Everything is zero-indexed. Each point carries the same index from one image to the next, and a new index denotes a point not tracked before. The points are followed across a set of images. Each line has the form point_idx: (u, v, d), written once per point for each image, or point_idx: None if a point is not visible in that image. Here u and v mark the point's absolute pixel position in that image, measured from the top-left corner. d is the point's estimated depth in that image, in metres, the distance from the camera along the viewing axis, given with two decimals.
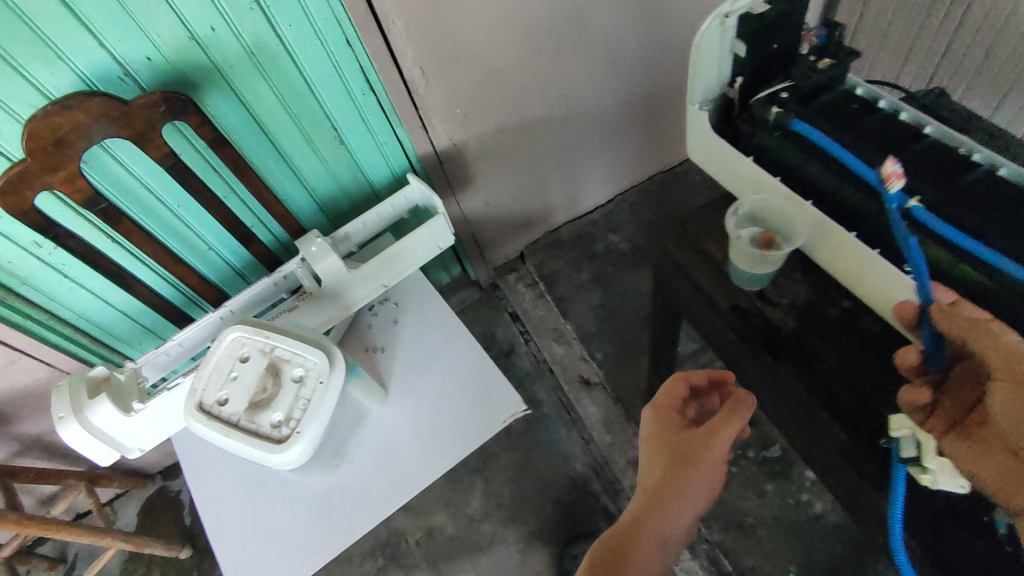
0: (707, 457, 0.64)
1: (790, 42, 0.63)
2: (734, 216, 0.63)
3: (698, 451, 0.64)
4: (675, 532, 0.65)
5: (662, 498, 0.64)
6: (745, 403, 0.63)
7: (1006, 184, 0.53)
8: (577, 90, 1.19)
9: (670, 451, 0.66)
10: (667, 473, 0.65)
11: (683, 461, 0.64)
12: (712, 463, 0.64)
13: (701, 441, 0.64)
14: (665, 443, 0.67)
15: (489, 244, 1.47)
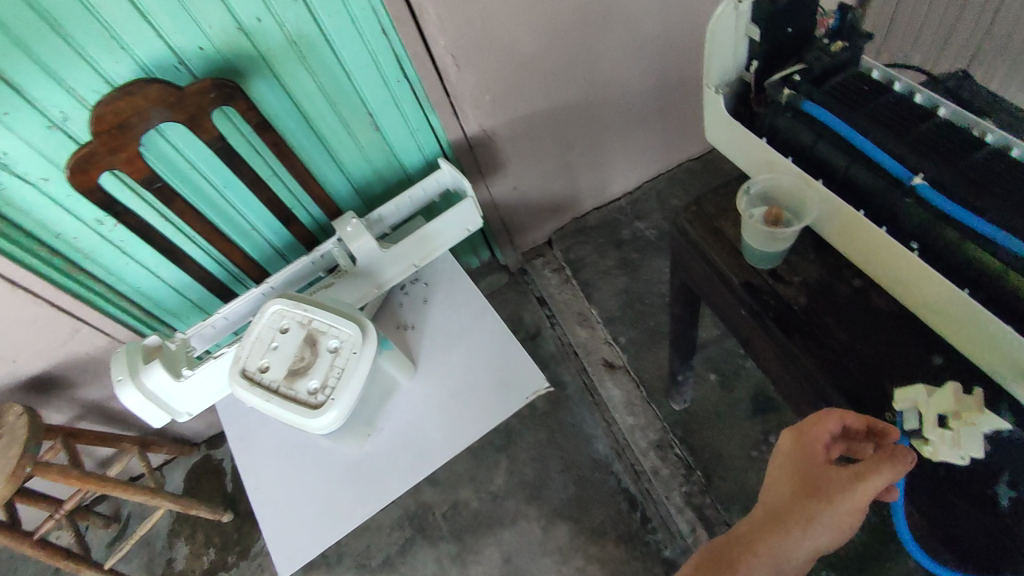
0: (841, 504, 0.53)
1: (805, 27, 0.66)
2: (746, 196, 0.68)
3: (830, 495, 0.54)
4: (788, 564, 0.57)
5: (775, 524, 0.57)
6: (898, 462, 0.49)
7: (1013, 164, 0.54)
8: (605, 78, 1.21)
9: (799, 483, 0.56)
10: (788, 504, 0.56)
11: (809, 499, 0.55)
12: (847, 511, 0.53)
13: (840, 484, 0.53)
14: (799, 472, 0.57)
15: (518, 230, 1.51)
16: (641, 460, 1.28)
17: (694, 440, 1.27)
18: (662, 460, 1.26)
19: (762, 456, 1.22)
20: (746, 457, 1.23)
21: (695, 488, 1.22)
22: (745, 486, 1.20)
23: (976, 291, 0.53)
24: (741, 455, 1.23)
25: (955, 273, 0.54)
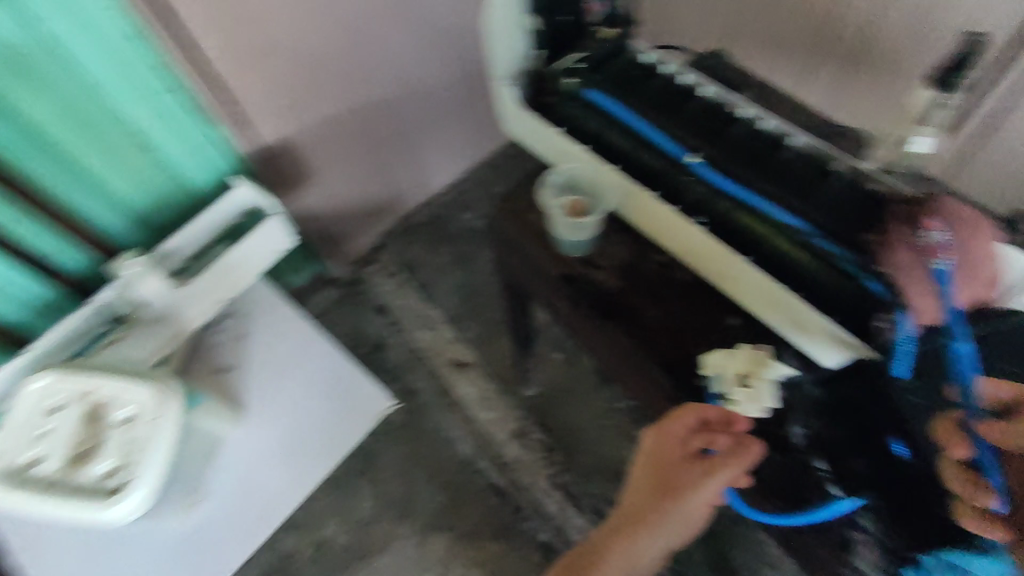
0: (696, 500, 0.55)
1: (577, 14, 0.67)
2: (548, 187, 0.67)
3: (687, 493, 0.55)
4: (640, 564, 0.58)
5: (633, 525, 0.57)
6: (746, 454, 0.54)
7: (767, 137, 0.60)
8: (408, 71, 1.15)
9: (657, 482, 0.57)
10: (647, 505, 0.57)
11: (667, 498, 0.56)
12: (697, 504, 0.55)
13: (693, 482, 0.55)
14: (657, 472, 0.57)
15: (342, 238, 1.39)
16: (502, 453, 1.27)
17: (550, 421, 1.29)
18: (523, 447, 1.27)
19: (613, 422, 1.27)
20: (598, 426, 1.27)
21: (558, 469, 1.24)
22: (604, 455, 1.24)
23: (756, 256, 0.57)
24: (596, 425, 1.27)
25: (736, 242, 0.58)
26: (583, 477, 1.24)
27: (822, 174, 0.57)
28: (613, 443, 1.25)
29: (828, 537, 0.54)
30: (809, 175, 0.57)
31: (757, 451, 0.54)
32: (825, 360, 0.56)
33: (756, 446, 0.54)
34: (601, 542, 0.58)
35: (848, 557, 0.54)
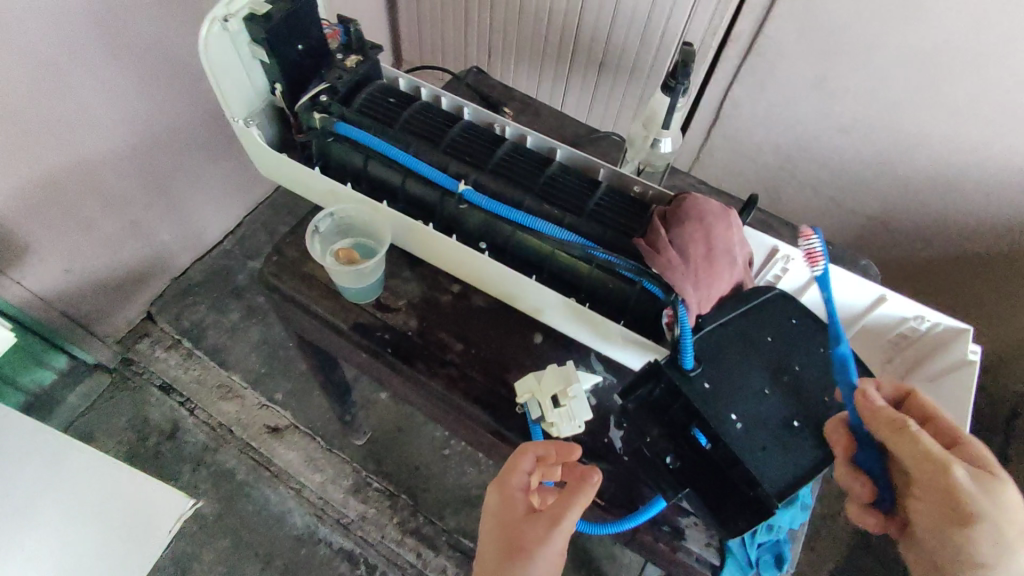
0: (547, 557, 0.48)
1: (314, 42, 0.61)
2: (318, 235, 0.63)
3: (534, 547, 0.48)
4: None
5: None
6: (588, 486, 0.49)
7: (529, 154, 0.60)
8: (141, 109, 0.96)
9: (502, 546, 0.49)
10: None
11: (513, 560, 0.48)
12: (548, 559, 0.48)
13: (540, 534, 0.48)
14: (502, 535, 0.50)
15: (97, 316, 1.14)
16: (344, 513, 1.13)
17: (388, 465, 1.18)
18: (365, 503, 1.14)
19: (454, 449, 1.20)
20: (440, 458, 1.20)
21: (406, 513, 1.13)
22: (450, 487, 1.17)
23: (540, 272, 0.58)
24: (435, 458, 1.19)
25: (519, 261, 0.59)
26: (433, 515, 1.14)
27: (588, 186, 0.58)
28: (457, 471, 1.18)
29: (659, 528, 0.55)
30: (576, 188, 0.58)
31: (597, 483, 0.49)
32: (628, 360, 0.59)
33: (596, 477, 0.50)
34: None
35: (681, 541, 0.55)
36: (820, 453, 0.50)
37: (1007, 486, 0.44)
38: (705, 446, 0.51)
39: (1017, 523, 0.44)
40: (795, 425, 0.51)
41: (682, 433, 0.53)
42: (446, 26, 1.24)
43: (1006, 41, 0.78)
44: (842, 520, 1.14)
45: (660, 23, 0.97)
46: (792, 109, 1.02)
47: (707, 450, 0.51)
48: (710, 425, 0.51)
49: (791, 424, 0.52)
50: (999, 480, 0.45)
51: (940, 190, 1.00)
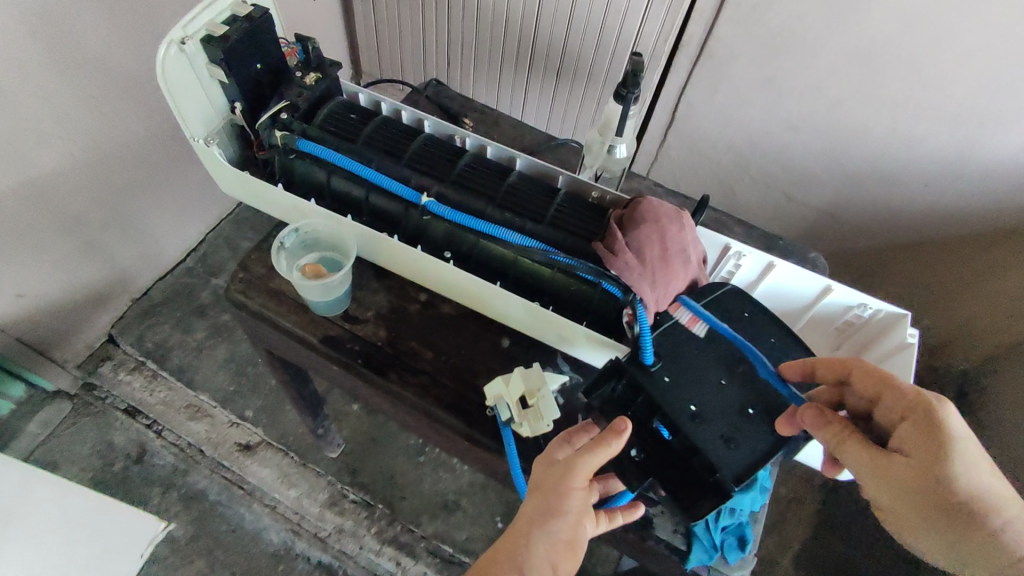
0: (570, 491, 0.50)
1: (273, 62, 0.62)
2: (283, 251, 0.63)
3: (555, 479, 0.50)
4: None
5: (514, 534, 0.51)
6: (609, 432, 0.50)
7: (490, 164, 0.62)
8: (92, 127, 0.95)
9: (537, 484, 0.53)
10: (528, 510, 0.52)
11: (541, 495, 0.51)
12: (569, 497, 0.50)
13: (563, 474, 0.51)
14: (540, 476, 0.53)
15: (54, 341, 1.11)
16: (321, 527, 1.13)
17: (363, 476, 1.18)
18: (341, 515, 1.13)
19: (429, 456, 1.21)
20: (416, 466, 1.20)
21: (383, 523, 1.13)
22: (427, 493, 1.17)
23: (504, 278, 0.60)
24: (411, 466, 1.19)
25: (484, 268, 0.61)
26: (411, 522, 1.14)
27: (548, 193, 0.61)
28: (433, 478, 1.18)
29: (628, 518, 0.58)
30: (535, 195, 0.60)
31: (621, 432, 0.49)
32: (592, 360, 0.61)
33: (622, 425, 0.50)
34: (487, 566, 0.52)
35: (651, 530, 0.57)
36: (776, 436, 0.53)
37: (943, 468, 0.46)
38: (663, 438, 0.55)
39: (961, 496, 0.46)
40: (751, 412, 0.54)
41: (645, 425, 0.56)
42: (404, 38, 1.25)
43: (931, 41, 0.84)
44: (808, 502, 1.19)
45: (614, 29, 1.00)
46: (742, 110, 1.06)
47: (666, 441, 0.54)
48: (672, 414, 0.53)
49: (748, 411, 0.54)
50: (935, 461, 0.46)
51: (882, 182, 1.06)
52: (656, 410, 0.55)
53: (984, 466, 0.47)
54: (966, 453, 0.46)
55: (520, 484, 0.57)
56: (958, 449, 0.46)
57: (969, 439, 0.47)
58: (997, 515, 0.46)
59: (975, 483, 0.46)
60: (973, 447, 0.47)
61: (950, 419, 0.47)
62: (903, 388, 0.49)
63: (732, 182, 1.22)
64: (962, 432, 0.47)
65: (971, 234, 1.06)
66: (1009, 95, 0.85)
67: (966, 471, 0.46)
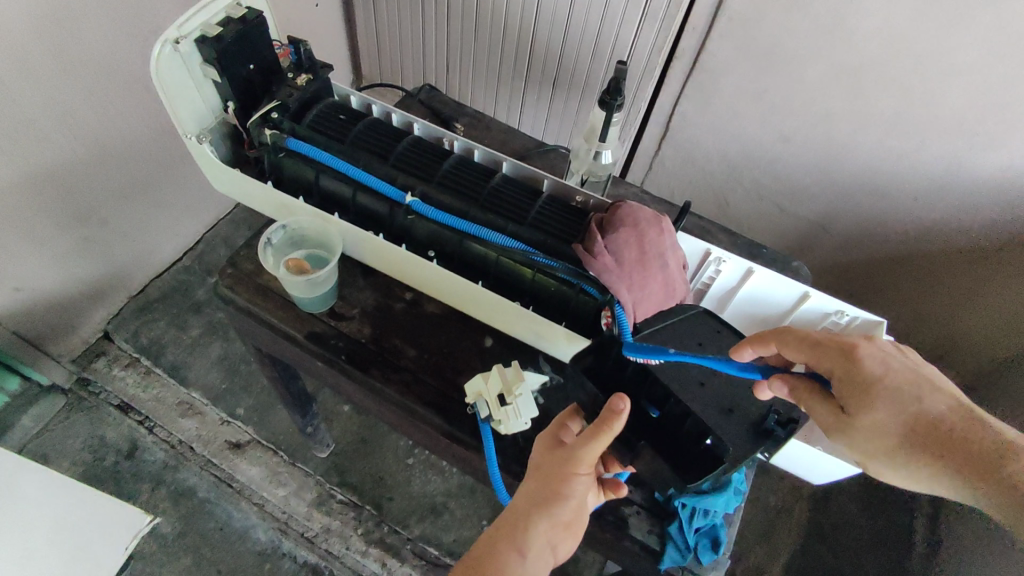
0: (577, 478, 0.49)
1: (266, 62, 0.64)
2: (271, 247, 0.64)
3: (561, 467, 0.49)
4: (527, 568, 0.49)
5: (516, 518, 0.50)
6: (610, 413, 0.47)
7: (476, 166, 0.64)
8: (93, 125, 0.96)
9: (539, 468, 0.51)
10: (531, 495, 0.50)
11: (546, 480, 0.50)
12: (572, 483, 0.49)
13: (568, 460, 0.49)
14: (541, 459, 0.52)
15: (48, 336, 1.12)
16: (308, 526, 1.13)
17: (352, 476, 1.18)
18: (328, 515, 1.14)
19: (418, 458, 1.21)
20: (405, 468, 1.20)
21: (370, 524, 1.13)
22: (415, 495, 1.17)
23: (486, 277, 0.62)
24: (400, 467, 1.20)
25: (466, 267, 0.62)
26: (398, 524, 1.14)
27: (530, 196, 0.62)
28: (421, 480, 1.19)
29: (604, 518, 0.58)
30: (518, 197, 0.61)
31: (622, 411, 0.47)
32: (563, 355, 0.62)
33: (621, 404, 0.47)
34: (487, 547, 0.50)
35: (625, 530, 0.58)
36: (756, 437, 0.54)
37: (875, 405, 0.47)
38: (648, 413, 0.55)
39: (912, 430, 0.46)
40: (732, 412, 0.55)
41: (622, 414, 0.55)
42: (404, 44, 1.26)
43: (917, 56, 0.85)
44: (796, 512, 1.18)
45: (609, 40, 1.02)
46: (734, 121, 1.08)
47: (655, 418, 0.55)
48: (662, 386, 0.54)
49: (728, 411, 0.55)
50: (874, 408, 0.47)
51: (872, 195, 1.07)
52: (646, 384, 0.55)
53: (917, 386, 0.47)
54: (893, 388, 0.47)
55: (497, 481, 0.58)
56: (887, 387, 0.47)
57: (895, 372, 0.48)
58: (957, 431, 0.45)
59: (914, 407, 0.47)
60: (902, 377, 0.48)
61: (864, 361, 0.48)
62: (821, 345, 0.50)
63: (724, 193, 1.23)
64: (882, 369, 0.48)
65: None
66: (996, 111, 0.86)
67: (902, 404, 0.47)
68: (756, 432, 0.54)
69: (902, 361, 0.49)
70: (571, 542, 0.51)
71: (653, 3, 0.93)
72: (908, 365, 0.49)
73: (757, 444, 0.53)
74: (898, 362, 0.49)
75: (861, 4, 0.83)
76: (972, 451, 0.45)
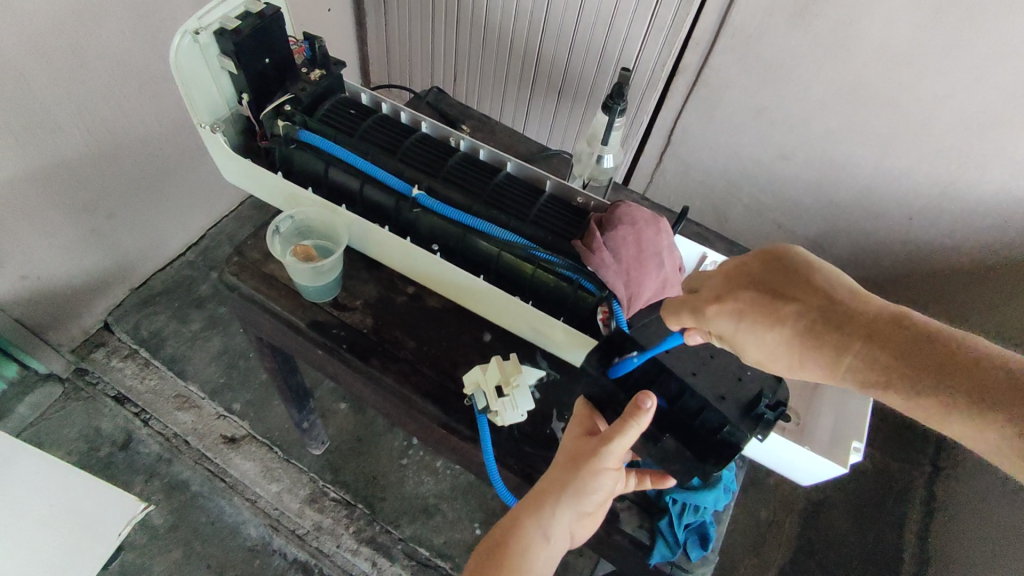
0: (602, 469, 0.50)
1: (281, 57, 0.66)
2: (278, 235, 0.66)
3: (587, 457, 0.50)
4: (547, 551, 0.50)
5: (539, 501, 0.51)
6: (638, 408, 0.49)
7: (481, 164, 0.65)
8: (106, 117, 0.98)
9: (564, 455, 0.52)
10: (553, 480, 0.51)
11: (569, 467, 0.51)
12: (594, 473, 0.50)
13: (592, 450, 0.50)
14: (567, 446, 0.53)
15: (49, 323, 1.13)
16: (300, 523, 1.13)
17: (345, 474, 1.18)
18: (320, 512, 1.14)
19: (411, 459, 1.21)
20: (398, 469, 1.20)
21: (362, 522, 1.13)
22: (408, 496, 1.17)
23: (487, 272, 0.63)
24: (393, 467, 1.20)
25: (468, 262, 0.63)
26: (388, 523, 1.14)
27: (533, 194, 0.64)
28: (414, 480, 1.19)
29: None
30: (520, 195, 0.63)
31: (647, 409, 0.48)
32: (574, 359, 0.62)
33: (648, 403, 0.49)
34: (506, 527, 0.51)
35: (617, 524, 0.59)
36: (747, 420, 0.54)
37: (750, 351, 0.48)
38: (663, 405, 0.55)
39: (798, 359, 0.46)
40: (722, 399, 0.55)
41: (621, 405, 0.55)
42: (413, 50, 1.29)
43: (914, 78, 0.87)
44: (787, 525, 1.17)
45: (614, 52, 1.04)
46: (734, 137, 1.10)
47: (664, 407, 0.55)
48: (677, 380, 0.55)
49: (720, 397, 0.55)
50: (760, 352, 0.48)
51: (868, 213, 1.09)
52: (660, 377, 0.55)
53: (761, 322, 0.46)
54: (756, 328, 0.47)
55: (492, 471, 0.59)
56: (750, 330, 0.47)
57: (749, 311, 0.47)
58: (827, 340, 0.44)
59: (770, 344, 0.47)
60: (756, 310, 0.47)
61: (714, 323, 0.49)
62: (690, 312, 0.50)
63: (723, 206, 1.24)
64: (737, 313, 0.47)
65: (957, 267, 1.08)
66: (991, 134, 0.88)
67: (773, 339, 0.46)
68: (746, 416, 0.54)
69: (750, 290, 0.47)
70: (590, 525, 0.53)
71: (658, 18, 0.96)
72: (755, 289, 0.47)
73: (749, 429, 0.53)
74: (744, 295, 0.47)
75: (861, 24, 0.85)
76: (852, 355, 0.44)
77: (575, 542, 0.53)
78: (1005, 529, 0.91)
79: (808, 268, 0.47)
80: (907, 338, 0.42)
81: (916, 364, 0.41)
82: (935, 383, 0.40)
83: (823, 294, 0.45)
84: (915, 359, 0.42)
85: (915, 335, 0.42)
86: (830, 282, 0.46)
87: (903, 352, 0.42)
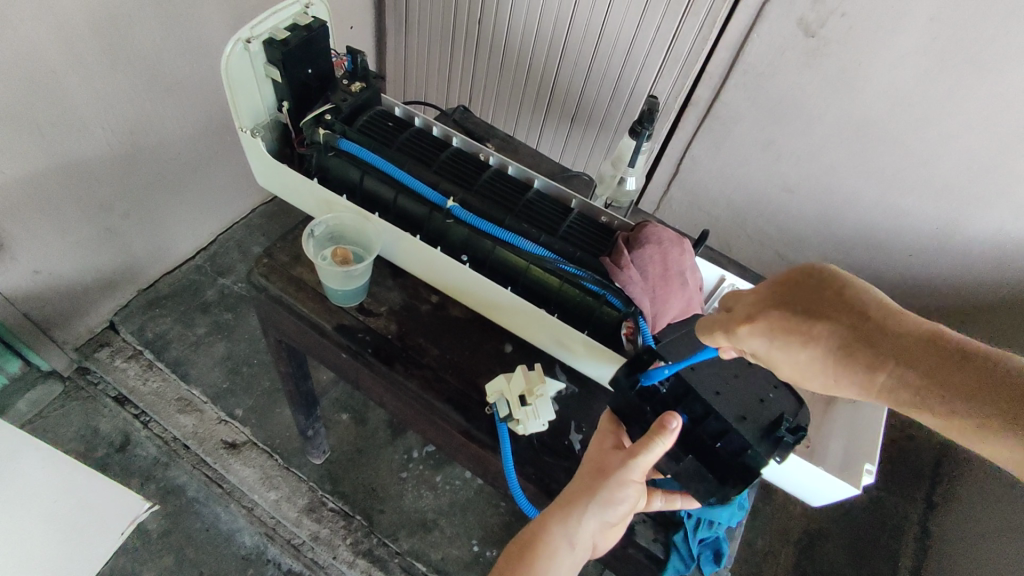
0: (627, 484, 0.52)
1: (322, 69, 0.69)
2: (313, 239, 0.67)
3: (612, 470, 0.52)
4: (570, 556, 0.52)
5: (566, 506, 0.52)
6: (663, 427, 0.50)
7: (511, 179, 0.68)
8: (131, 119, 1.00)
9: (592, 467, 0.54)
10: (578, 488, 0.53)
11: (594, 478, 0.53)
12: (619, 485, 0.52)
13: (618, 463, 0.52)
14: (595, 458, 0.55)
15: (57, 319, 1.12)
16: (296, 533, 1.12)
17: (345, 486, 1.17)
18: (318, 523, 1.12)
19: (410, 473, 1.20)
20: (398, 482, 1.19)
21: (359, 535, 1.12)
22: (407, 509, 1.16)
23: (515, 283, 0.65)
24: (393, 480, 1.19)
25: (496, 273, 0.65)
26: (386, 535, 1.13)
27: (560, 212, 0.66)
28: (414, 494, 1.18)
29: None
30: (549, 211, 0.66)
31: (672, 428, 0.50)
32: (602, 375, 0.63)
33: (673, 422, 0.50)
34: (532, 531, 0.53)
35: (632, 537, 0.60)
36: (766, 443, 0.55)
37: (783, 368, 0.44)
38: (686, 422, 0.57)
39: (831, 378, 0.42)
40: (742, 420, 0.57)
41: (642, 418, 0.57)
42: (432, 72, 1.32)
43: (920, 121, 0.91)
44: (783, 556, 1.17)
45: (629, 83, 1.08)
46: (743, 169, 1.14)
47: (686, 425, 0.57)
48: (702, 402, 0.57)
49: (742, 418, 0.57)
50: (796, 370, 0.44)
51: (868, 248, 1.12)
52: (686, 398, 0.57)
53: (788, 341, 0.42)
54: (786, 347, 0.43)
55: (512, 480, 0.59)
56: (781, 349, 0.43)
57: (778, 331, 0.43)
58: (859, 363, 0.40)
59: (802, 363, 0.43)
60: (786, 330, 0.43)
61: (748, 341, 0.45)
62: (723, 332, 0.47)
63: (728, 235, 1.27)
64: (768, 331, 0.44)
65: (954, 305, 1.11)
66: (988, 178, 0.92)
67: (805, 358, 0.42)
68: (766, 438, 0.56)
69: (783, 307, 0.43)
70: (613, 537, 0.55)
71: (674, 51, 0.99)
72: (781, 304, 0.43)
73: (766, 451, 0.55)
74: (771, 312, 0.43)
75: (870, 67, 0.89)
76: (886, 375, 0.39)
77: (599, 551, 0.55)
78: (1000, 564, 0.92)
79: (838, 282, 0.42)
80: (949, 359, 0.37)
81: (952, 386, 0.36)
82: (976, 402, 0.35)
83: (856, 312, 0.40)
84: (955, 382, 0.36)
85: (953, 354, 0.37)
86: (864, 296, 0.41)
87: (945, 376, 0.37)
